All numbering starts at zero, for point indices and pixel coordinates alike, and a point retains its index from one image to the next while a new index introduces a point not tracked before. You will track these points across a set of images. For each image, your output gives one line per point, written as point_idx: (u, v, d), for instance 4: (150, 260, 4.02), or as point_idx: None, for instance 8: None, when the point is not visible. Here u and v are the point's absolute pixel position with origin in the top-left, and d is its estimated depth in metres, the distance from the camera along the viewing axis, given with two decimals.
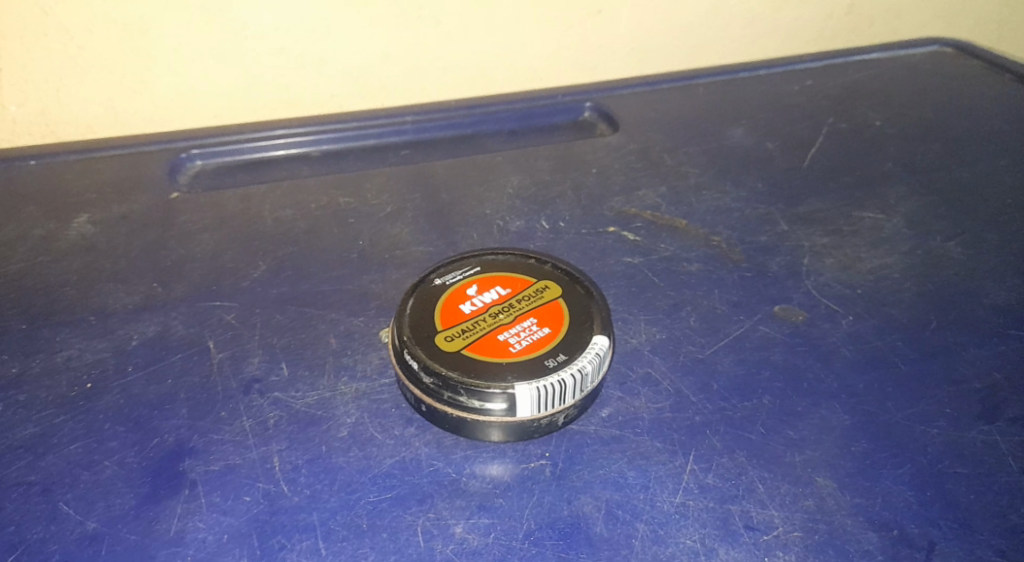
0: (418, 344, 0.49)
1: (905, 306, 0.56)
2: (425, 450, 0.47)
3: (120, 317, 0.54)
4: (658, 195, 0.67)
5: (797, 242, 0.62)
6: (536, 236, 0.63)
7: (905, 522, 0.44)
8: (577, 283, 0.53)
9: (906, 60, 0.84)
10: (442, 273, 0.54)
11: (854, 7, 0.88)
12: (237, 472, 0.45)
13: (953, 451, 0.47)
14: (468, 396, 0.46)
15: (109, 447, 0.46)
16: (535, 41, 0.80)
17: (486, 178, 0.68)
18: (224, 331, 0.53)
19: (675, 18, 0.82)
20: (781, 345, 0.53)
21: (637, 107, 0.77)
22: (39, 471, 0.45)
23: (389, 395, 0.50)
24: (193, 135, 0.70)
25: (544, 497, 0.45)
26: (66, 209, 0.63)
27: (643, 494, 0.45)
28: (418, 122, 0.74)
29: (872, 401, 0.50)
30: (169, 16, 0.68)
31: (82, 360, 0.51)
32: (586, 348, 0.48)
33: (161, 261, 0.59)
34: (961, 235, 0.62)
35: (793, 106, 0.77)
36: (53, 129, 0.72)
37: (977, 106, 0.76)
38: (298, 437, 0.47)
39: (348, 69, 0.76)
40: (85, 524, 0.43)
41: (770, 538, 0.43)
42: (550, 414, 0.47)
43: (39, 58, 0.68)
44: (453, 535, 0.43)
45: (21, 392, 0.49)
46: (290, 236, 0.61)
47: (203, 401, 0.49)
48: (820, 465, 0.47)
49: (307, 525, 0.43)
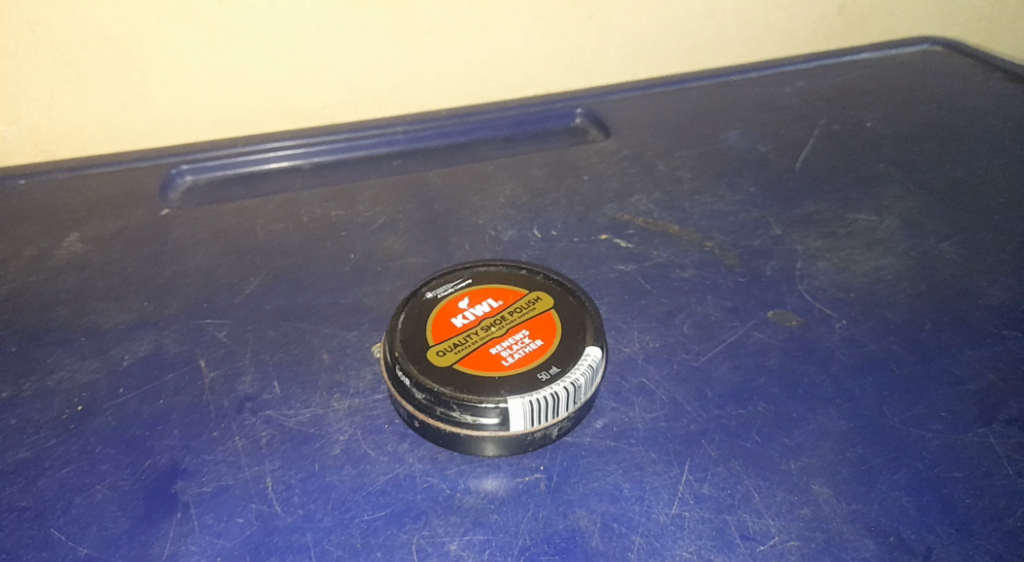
0: (410, 359, 0.48)
1: (900, 309, 0.56)
2: (419, 465, 0.47)
3: (112, 337, 0.54)
4: (651, 201, 0.66)
5: (792, 246, 0.62)
6: (530, 244, 0.63)
7: (903, 528, 0.44)
8: (570, 293, 0.53)
9: (898, 59, 0.84)
10: (433, 285, 0.53)
11: (846, 7, 0.87)
12: (231, 492, 0.45)
13: (950, 455, 0.47)
14: (461, 411, 0.46)
15: (102, 469, 0.46)
16: (526, 47, 0.80)
17: (479, 187, 0.68)
18: (216, 349, 0.53)
19: (667, 21, 0.82)
20: (777, 351, 0.53)
21: (629, 111, 0.77)
22: (31, 494, 0.45)
23: (383, 411, 0.49)
24: (184, 150, 0.70)
25: (539, 511, 0.45)
26: (57, 228, 0.62)
27: (639, 506, 0.45)
28: (411, 132, 0.74)
29: (868, 407, 0.50)
30: (159, 30, 0.68)
31: (74, 381, 0.51)
32: (579, 360, 0.48)
33: (154, 279, 0.58)
34: (956, 235, 0.62)
35: (786, 108, 0.77)
36: (43, 146, 0.72)
37: (971, 104, 0.76)
38: (292, 455, 0.47)
39: (339, 80, 0.76)
40: (79, 548, 0.43)
41: (766, 548, 0.43)
42: (544, 427, 0.46)
43: (29, 75, 0.67)
44: (448, 552, 0.43)
45: (13, 415, 0.49)
46: (282, 250, 0.61)
47: (195, 421, 0.48)
48: (816, 472, 0.46)
49: (301, 545, 0.43)
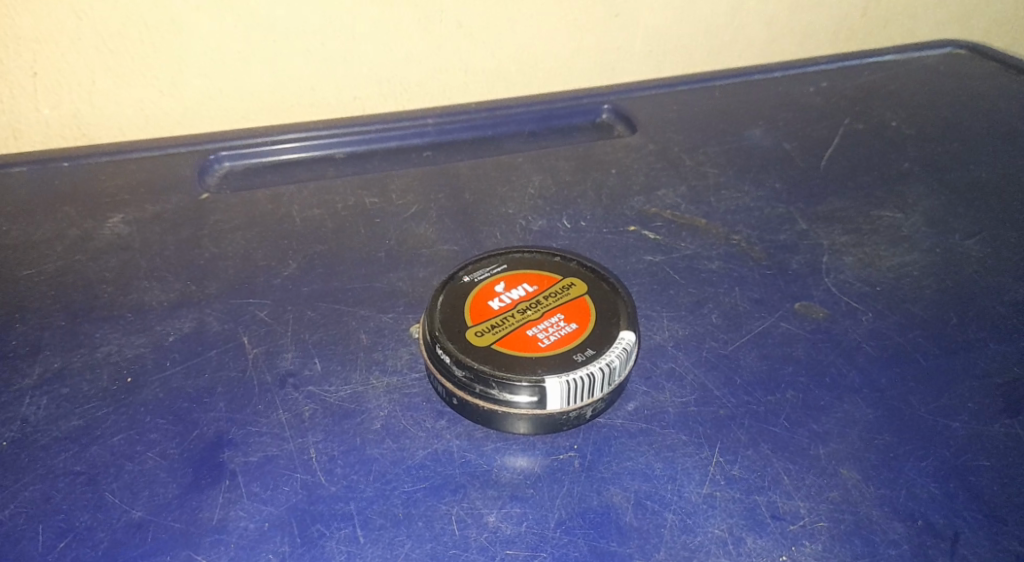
0: (449, 339, 0.50)
1: (925, 303, 0.57)
2: (456, 442, 0.48)
3: (157, 314, 0.55)
4: (678, 195, 0.68)
5: (818, 240, 0.63)
6: (559, 234, 0.64)
7: (931, 512, 0.45)
8: (603, 280, 0.54)
9: (921, 61, 0.85)
10: (470, 270, 0.55)
11: (868, 10, 0.89)
12: (276, 462, 0.46)
13: (976, 444, 0.48)
14: (499, 389, 0.47)
15: (151, 438, 0.48)
16: (553, 45, 0.81)
17: (508, 178, 0.70)
18: (258, 328, 0.54)
19: (693, 21, 0.84)
20: (804, 341, 0.54)
21: (655, 108, 0.78)
22: (84, 461, 0.46)
23: (420, 389, 0.51)
24: (221, 138, 0.72)
25: (574, 487, 0.46)
26: (101, 209, 0.64)
27: (671, 485, 0.46)
28: (440, 124, 0.75)
29: (894, 396, 0.51)
30: (200, 19, 0.69)
31: (122, 355, 0.52)
32: (614, 343, 0.49)
33: (195, 260, 0.60)
34: (980, 233, 0.63)
35: (810, 107, 0.78)
36: (84, 131, 0.73)
37: (994, 105, 0.77)
38: (334, 430, 0.48)
39: (371, 73, 0.77)
40: (132, 512, 0.44)
41: (797, 528, 0.44)
42: (579, 407, 0.48)
43: (73, 62, 0.69)
44: (487, 524, 0.44)
45: (65, 385, 0.50)
46: (318, 235, 0.63)
47: (240, 395, 0.50)
48: (844, 457, 0.48)
49: (345, 514, 0.44)
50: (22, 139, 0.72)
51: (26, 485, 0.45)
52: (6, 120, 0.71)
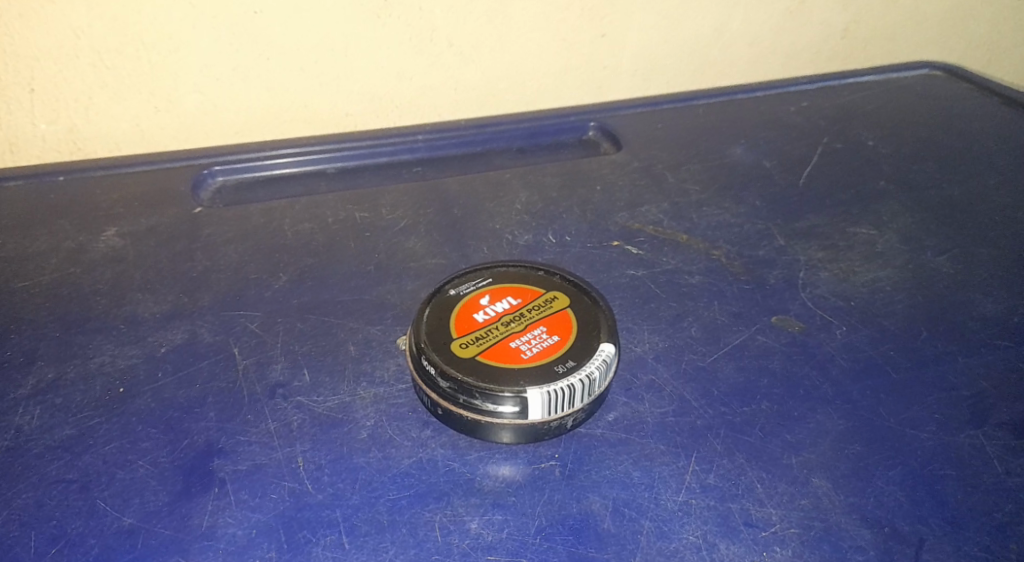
0: (435, 350, 0.51)
1: (897, 317, 0.59)
2: (440, 451, 0.49)
3: (150, 325, 0.57)
4: (660, 211, 0.69)
5: (795, 256, 0.65)
6: (544, 249, 0.66)
7: (897, 519, 0.47)
8: (584, 294, 0.56)
9: (900, 82, 0.87)
10: (456, 283, 0.56)
11: (848, 32, 0.91)
12: (264, 471, 0.48)
13: (943, 454, 0.50)
14: (482, 400, 0.49)
15: (143, 447, 0.49)
16: (541, 64, 0.83)
17: (496, 194, 0.71)
18: (249, 339, 0.56)
19: (678, 41, 0.86)
20: (780, 354, 0.56)
21: (640, 126, 0.80)
22: (76, 469, 0.48)
23: (406, 400, 0.52)
24: (214, 153, 0.73)
25: (554, 495, 0.47)
26: (96, 222, 0.66)
27: (648, 493, 0.48)
28: (430, 140, 0.77)
29: (866, 408, 0.52)
30: (195, 36, 0.71)
31: (115, 365, 0.54)
32: (594, 355, 0.51)
33: (188, 272, 0.61)
34: (952, 250, 0.65)
35: (791, 126, 0.80)
36: (80, 146, 0.75)
37: (968, 126, 0.80)
38: (321, 439, 0.50)
39: (364, 90, 0.79)
40: (123, 519, 0.45)
41: (768, 534, 0.46)
42: (560, 417, 0.49)
43: (70, 79, 0.71)
44: (468, 530, 0.45)
45: (57, 395, 0.52)
46: (309, 249, 0.64)
47: (230, 405, 0.51)
48: (816, 467, 0.49)
49: (331, 521, 0.46)
50: (19, 152, 0.74)
51: (19, 493, 0.46)
52: (4, 134, 0.72)
